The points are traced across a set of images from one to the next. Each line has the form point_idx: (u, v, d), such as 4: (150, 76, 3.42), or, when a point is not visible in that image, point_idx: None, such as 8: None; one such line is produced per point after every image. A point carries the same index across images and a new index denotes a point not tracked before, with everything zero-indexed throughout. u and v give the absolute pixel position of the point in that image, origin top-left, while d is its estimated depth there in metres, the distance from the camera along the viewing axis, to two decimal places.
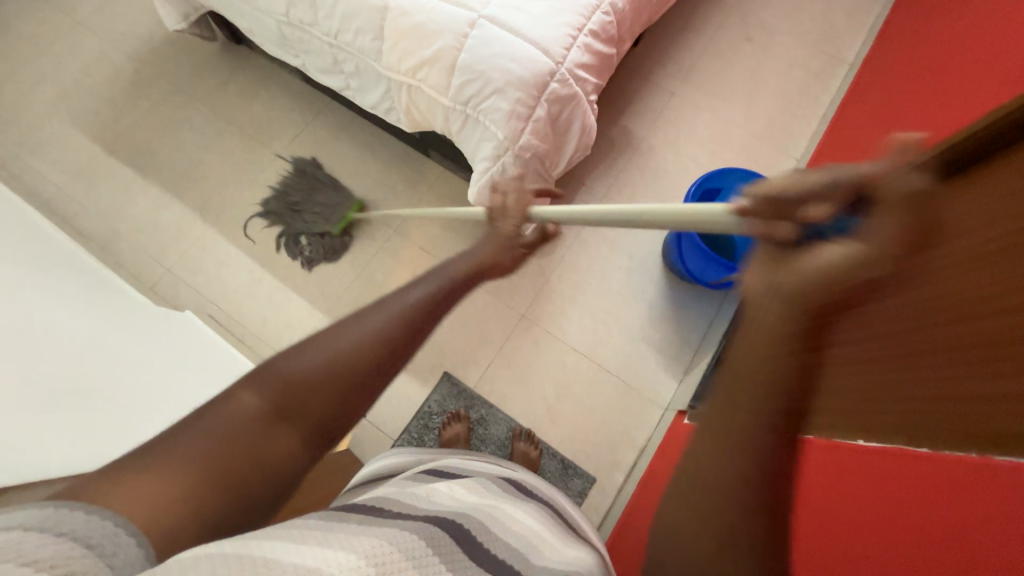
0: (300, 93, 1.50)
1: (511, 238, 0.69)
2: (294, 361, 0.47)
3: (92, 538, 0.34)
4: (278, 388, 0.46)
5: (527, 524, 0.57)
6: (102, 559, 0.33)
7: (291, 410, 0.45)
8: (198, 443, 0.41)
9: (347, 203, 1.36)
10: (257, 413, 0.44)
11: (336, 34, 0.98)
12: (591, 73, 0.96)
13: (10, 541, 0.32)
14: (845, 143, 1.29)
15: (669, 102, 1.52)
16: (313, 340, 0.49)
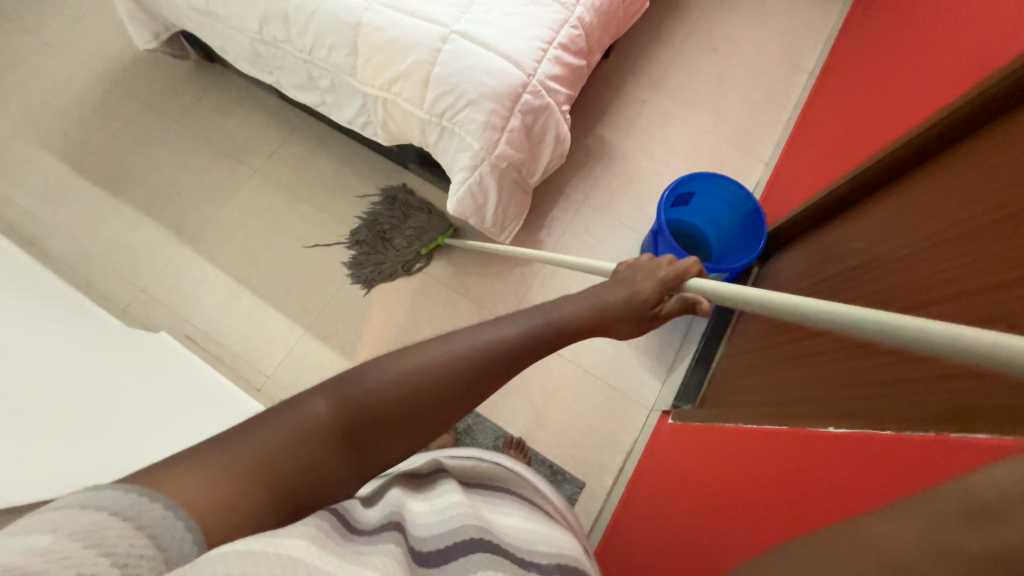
0: (277, 110, 1.54)
1: (652, 308, 0.55)
2: (368, 377, 0.45)
3: (161, 538, 0.33)
4: (350, 401, 0.43)
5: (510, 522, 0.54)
6: (164, 562, 0.32)
7: (358, 423, 0.43)
8: (261, 445, 0.40)
9: (439, 225, 1.37)
10: (326, 421, 0.42)
11: (310, 51, 1.00)
12: (562, 84, 0.98)
13: (94, 527, 0.31)
14: (808, 142, 1.32)
15: (640, 110, 1.54)
16: (386, 359, 0.46)
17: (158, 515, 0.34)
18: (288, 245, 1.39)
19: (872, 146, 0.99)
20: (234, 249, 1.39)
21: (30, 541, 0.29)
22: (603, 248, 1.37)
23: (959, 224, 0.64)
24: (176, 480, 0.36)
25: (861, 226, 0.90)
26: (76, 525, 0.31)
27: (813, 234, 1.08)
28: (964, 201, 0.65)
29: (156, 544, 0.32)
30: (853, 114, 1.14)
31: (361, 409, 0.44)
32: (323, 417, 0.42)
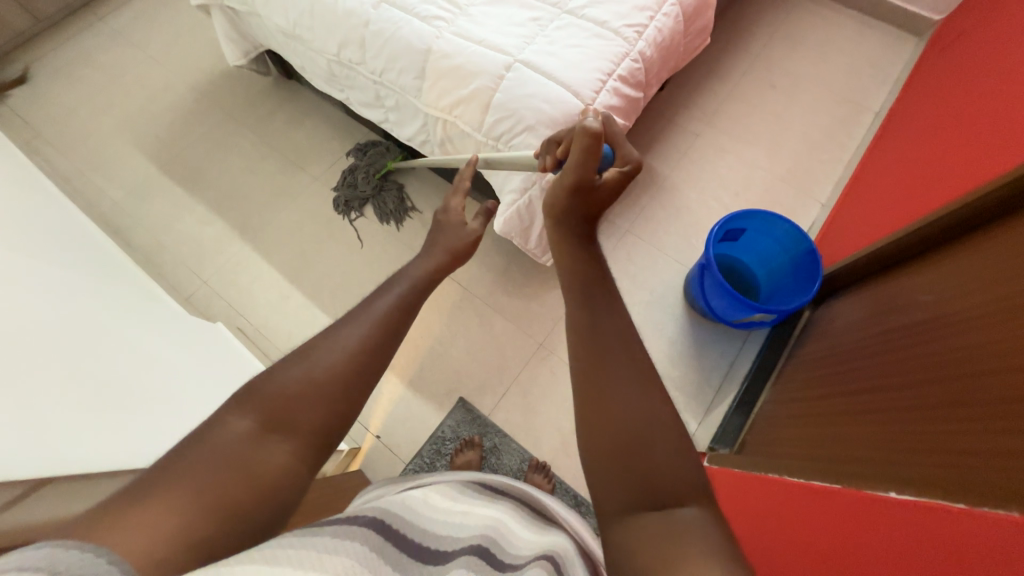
0: (343, 124, 1.64)
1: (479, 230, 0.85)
2: (281, 376, 0.52)
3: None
4: (266, 406, 0.49)
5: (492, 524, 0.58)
6: None
7: (287, 421, 0.49)
8: (192, 467, 0.43)
9: (385, 151, 1.52)
10: (247, 432, 0.47)
11: (381, 73, 1.07)
12: (619, 114, 0.99)
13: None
14: (869, 185, 1.27)
15: (692, 143, 1.54)
16: (292, 357, 0.54)
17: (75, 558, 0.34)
18: (340, 251, 1.46)
19: (942, 191, 0.94)
20: (290, 251, 1.47)
21: None
22: (645, 278, 1.35)
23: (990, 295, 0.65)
24: (116, 526, 0.37)
25: (926, 278, 0.84)
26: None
27: (873, 282, 1.03)
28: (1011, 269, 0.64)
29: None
30: (925, 160, 1.09)
31: (279, 408, 0.49)
32: (245, 429, 0.47)
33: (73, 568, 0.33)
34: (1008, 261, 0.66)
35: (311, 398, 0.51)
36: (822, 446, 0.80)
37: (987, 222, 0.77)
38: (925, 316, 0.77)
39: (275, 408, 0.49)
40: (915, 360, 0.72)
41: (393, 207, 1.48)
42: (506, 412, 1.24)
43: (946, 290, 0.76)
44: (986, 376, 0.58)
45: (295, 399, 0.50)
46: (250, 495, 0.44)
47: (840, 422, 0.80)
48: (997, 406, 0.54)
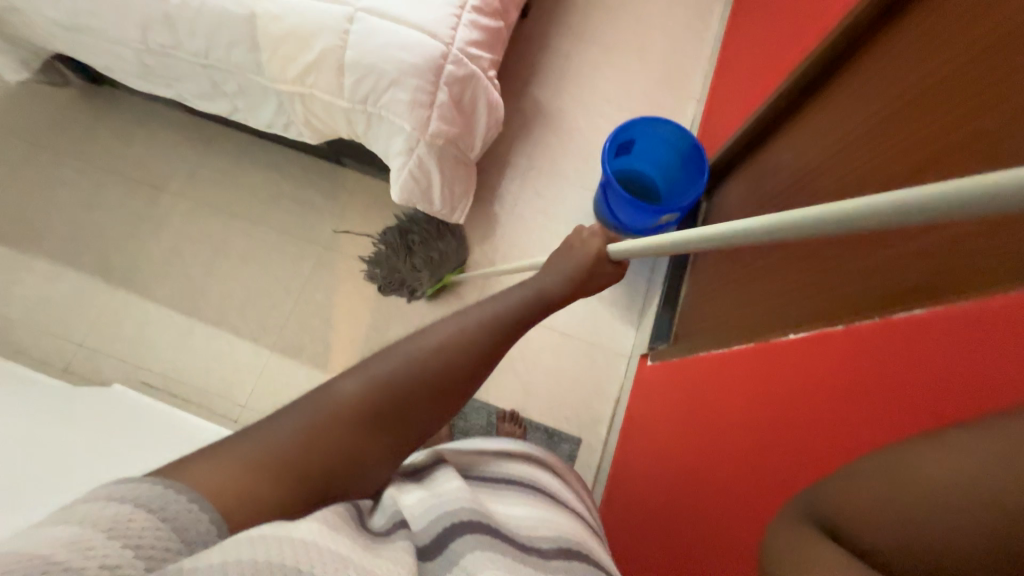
0: (188, 126, 1.42)
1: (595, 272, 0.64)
2: (394, 356, 0.52)
3: (184, 530, 0.38)
4: (378, 384, 0.50)
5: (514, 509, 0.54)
6: (184, 543, 0.37)
7: (401, 413, 0.50)
8: (283, 434, 0.47)
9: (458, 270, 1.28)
10: (352, 401, 0.49)
11: (207, 54, 0.92)
12: (483, 49, 0.94)
13: (126, 516, 0.36)
14: (731, 70, 1.36)
15: (568, 66, 1.52)
16: (421, 337, 0.53)
17: (181, 506, 0.39)
18: (234, 267, 1.31)
19: (788, 59, 1.03)
20: (175, 282, 1.30)
21: (74, 532, 0.34)
22: (557, 210, 1.37)
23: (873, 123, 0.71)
24: (194, 470, 0.42)
25: (795, 139, 0.94)
26: (108, 518, 0.36)
27: (752, 159, 1.12)
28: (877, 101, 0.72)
29: (180, 537, 0.37)
30: (770, 32, 1.17)
31: (394, 397, 0.50)
32: (355, 400, 0.49)
33: (176, 518, 0.38)
34: (861, 104, 0.76)
35: (431, 393, 0.51)
36: (749, 309, 0.89)
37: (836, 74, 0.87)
38: (803, 170, 0.87)
39: (381, 401, 0.49)
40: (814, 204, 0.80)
41: (399, 282, 1.28)
42: None
43: (815, 143, 0.86)
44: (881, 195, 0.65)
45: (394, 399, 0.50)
46: (343, 466, 0.48)
47: (759, 286, 0.89)
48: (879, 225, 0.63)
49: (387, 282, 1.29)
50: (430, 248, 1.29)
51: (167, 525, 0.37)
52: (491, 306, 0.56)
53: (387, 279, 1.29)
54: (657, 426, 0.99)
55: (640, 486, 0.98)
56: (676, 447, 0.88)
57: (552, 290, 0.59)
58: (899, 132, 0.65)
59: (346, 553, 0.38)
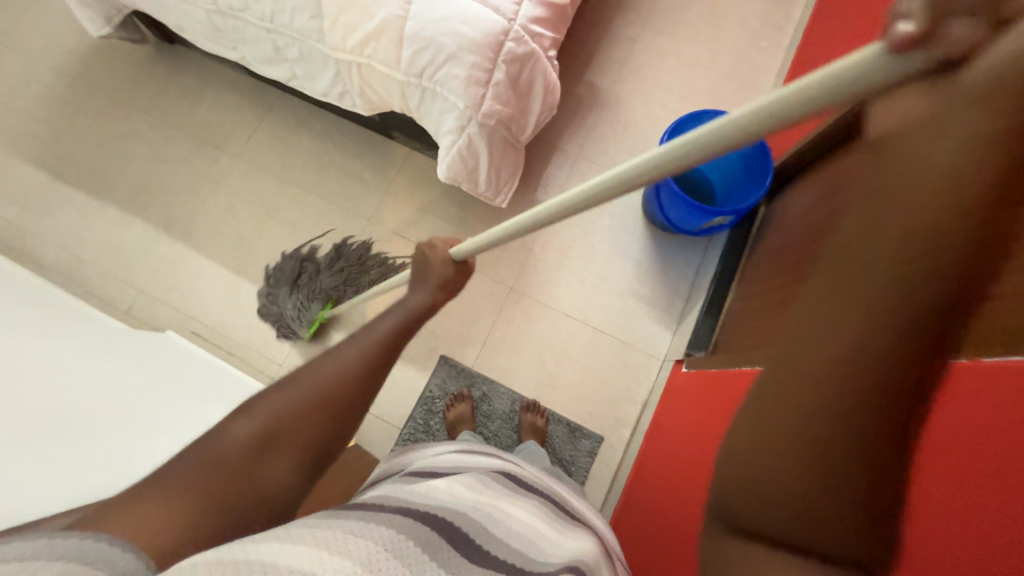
0: (250, 90, 1.46)
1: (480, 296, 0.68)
2: (276, 396, 0.54)
3: (89, 556, 0.38)
4: (266, 420, 0.52)
5: (521, 520, 0.55)
6: (94, 565, 0.38)
7: (280, 439, 0.52)
8: (188, 474, 0.48)
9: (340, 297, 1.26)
10: (242, 443, 0.50)
11: (272, 18, 0.93)
12: (546, 27, 0.90)
13: (11, 564, 0.35)
14: (810, 65, 1.25)
15: (631, 50, 1.45)
16: (296, 376, 0.56)
17: (73, 543, 0.39)
18: (282, 230, 1.36)
19: None
20: (227, 240, 1.36)
21: None
22: (603, 201, 1.33)
23: None
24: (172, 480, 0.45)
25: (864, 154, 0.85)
26: None
27: (823, 164, 1.03)
28: None
29: (86, 560, 0.38)
30: (858, 27, 1.07)
31: (285, 429, 0.52)
32: (244, 438, 0.51)
33: (74, 549, 0.38)
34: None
35: (327, 408, 0.54)
36: None
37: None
38: None
39: (277, 423, 0.52)
40: None
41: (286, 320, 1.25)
42: (488, 360, 1.25)
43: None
44: None
45: (285, 422, 0.52)
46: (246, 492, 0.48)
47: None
48: None
49: (275, 317, 1.26)
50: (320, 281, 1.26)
51: (64, 560, 0.37)
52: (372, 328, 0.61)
53: (276, 312, 1.26)
54: (678, 443, 0.96)
55: (655, 500, 0.96)
56: (692, 467, 0.86)
57: (422, 300, 0.66)
58: None
59: (302, 568, 0.36)
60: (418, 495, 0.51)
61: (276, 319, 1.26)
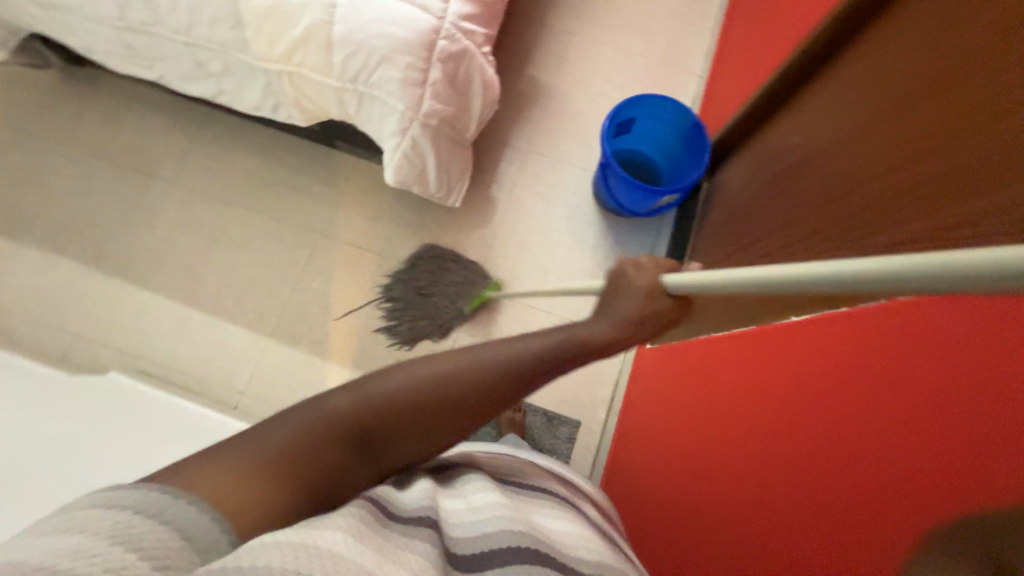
0: (177, 110, 1.38)
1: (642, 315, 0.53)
2: (386, 382, 0.48)
3: (189, 530, 0.36)
4: (373, 406, 0.47)
5: (560, 527, 0.50)
6: (188, 543, 0.36)
7: (373, 435, 0.47)
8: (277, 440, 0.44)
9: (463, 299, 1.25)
10: (348, 419, 0.46)
11: (189, 31, 0.89)
12: (477, 23, 0.90)
13: (121, 523, 0.34)
14: (734, 46, 1.32)
15: (567, 42, 1.47)
16: (409, 366, 0.49)
17: (182, 509, 0.37)
18: (229, 254, 1.29)
19: (789, 32, 1.00)
20: (169, 270, 1.28)
21: (59, 543, 0.32)
22: (556, 192, 1.35)
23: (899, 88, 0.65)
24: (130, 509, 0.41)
25: (799, 121, 0.92)
26: (101, 528, 0.34)
27: (756, 137, 1.09)
28: (902, 67, 0.66)
29: (183, 537, 0.36)
30: (770, 7, 1.14)
31: (379, 418, 0.47)
32: (343, 411, 0.46)
33: (180, 517, 0.37)
34: (874, 78, 0.72)
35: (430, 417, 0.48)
36: None
37: (843, 51, 0.84)
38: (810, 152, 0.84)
39: (376, 415, 0.47)
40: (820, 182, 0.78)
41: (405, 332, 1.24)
42: None
43: (822, 124, 0.83)
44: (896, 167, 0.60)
45: (383, 413, 0.47)
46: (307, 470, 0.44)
47: (756, 270, 0.88)
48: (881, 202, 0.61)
49: (403, 331, 1.24)
50: (444, 274, 1.27)
51: (170, 528, 0.36)
52: (541, 339, 0.50)
53: (393, 329, 1.25)
54: (655, 416, 0.99)
55: (638, 474, 0.98)
56: (673, 436, 0.88)
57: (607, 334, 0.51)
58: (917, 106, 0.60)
59: (368, 567, 0.35)
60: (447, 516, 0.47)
61: (406, 335, 1.24)
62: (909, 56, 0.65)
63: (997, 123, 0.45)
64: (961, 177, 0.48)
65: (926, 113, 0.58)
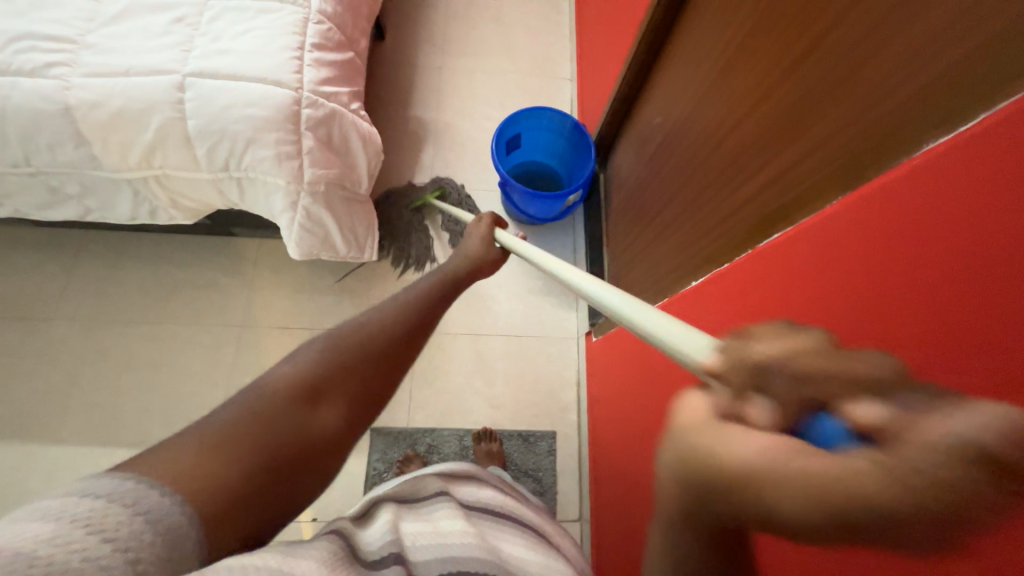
0: (44, 241, 1.27)
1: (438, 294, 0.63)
2: None
3: (160, 522, 0.34)
4: None
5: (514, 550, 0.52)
6: (156, 534, 0.34)
7: None
8: None
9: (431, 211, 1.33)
10: None
11: (29, 161, 0.82)
12: (339, 84, 0.90)
13: (95, 512, 0.33)
14: (590, 48, 1.42)
15: (440, 77, 1.52)
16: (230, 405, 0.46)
17: (153, 501, 0.35)
18: (143, 375, 1.19)
19: (629, 28, 1.09)
20: (78, 414, 1.15)
21: (39, 528, 0.31)
22: None
23: (730, 41, 0.73)
24: None
25: (657, 100, 1.02)
26: (74, 515, 0.33)
27: (630, 123, 1.18)
28: (725, 25, 0.75)
29: (148, 529, 0.34)
30: (610, 9, 1.24)
31: None
32: None
33: (152, 509, 0.35)
34: (711, 35, 0.79)
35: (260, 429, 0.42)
36: (666, 260, 0.92)
37: (671, 30, 0.95)
38: (677, 119, 0.92)
39: None
40: (698, 138, 0.83)
41: (410, 254, 1.30)
42: (422, 411, 1.20)
43: (676, 100, 0.92)
44: (765, 101, 0.64)
45: None
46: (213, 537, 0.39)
47: (668, 238, 0.93)
48: (761, 142, 0.65)
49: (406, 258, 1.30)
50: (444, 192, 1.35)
51: (141, 519, 0.34)
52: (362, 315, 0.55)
53: (399, 258, 1.30)
54: (619, 406, 1.00)
55: (618, 465, 0.99)
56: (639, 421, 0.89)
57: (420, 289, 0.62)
58: (752, 51, 0.68)
59: None
60: (413, 546, 0.47)
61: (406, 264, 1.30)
62: (729, 15, 0.74)
63: (828, 42, 0.53)
64: (825, 97, 0.53)
65: (764, 55, 0.65)
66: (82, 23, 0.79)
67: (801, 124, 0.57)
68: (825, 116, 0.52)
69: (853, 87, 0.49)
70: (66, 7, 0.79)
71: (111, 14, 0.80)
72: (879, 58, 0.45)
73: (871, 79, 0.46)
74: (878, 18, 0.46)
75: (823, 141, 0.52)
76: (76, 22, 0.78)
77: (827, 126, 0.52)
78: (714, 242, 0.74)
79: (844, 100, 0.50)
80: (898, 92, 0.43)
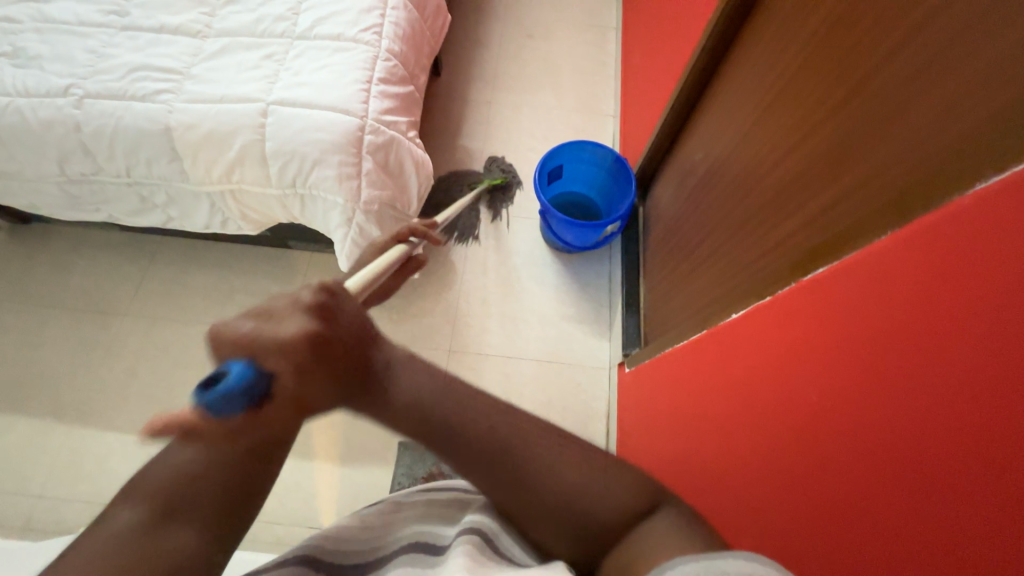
0: (126, 244, 1.41)
1: None
2: None
3: None
4: None
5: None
6: None
7: None
8: None
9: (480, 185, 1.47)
10: None
11: (129, 172, 0.94)
12: (399, 114, 0.98)
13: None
14: (635, 87, 1.47)
15: (489, 110, 1.61)
16: None
17: None
18: (195, 373, 1.27)
19: (675, 70, 1.13)
20: (135, 405, 1.24)
21: None
22: (508, 242, 1.41)
23: (775, 81, 0.75)
24: None
25: (699, 135, 1.04)
26: None
27: (671, 158, 1.20)
28: (770, 65, 0.77)
29: None
30: (657, 52, 1.30)
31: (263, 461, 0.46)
32: None
33: None
34: (755, 74, 0.81)
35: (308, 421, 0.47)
36: (702, 294, 0.91)
37: (716, 70, 0.98)
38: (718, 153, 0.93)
39: None
40: (738, 173, 0.84)
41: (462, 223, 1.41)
42: None
43: (718, 136, 0.94)
44: (807, 138, 0.65)
45: None
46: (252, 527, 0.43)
47: (704, 271, 0.93)
48: (803, 177, 0.65)
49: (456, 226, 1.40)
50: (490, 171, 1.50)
51: None
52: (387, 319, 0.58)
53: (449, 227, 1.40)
54: (647, 441, 0.98)
55: None
56: (666, 457, 0.86)
57: None
58: (795, 90, 0.69)
59: None
60: None
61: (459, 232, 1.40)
62: (773, 55, 0.76)
63: (874, 81, 0.53)
64: (871, 136, 0.53)
65: (808, 93, 0.66)
66: (187, 58, 0.91)
67: (846, 160, 0.57)
68: (871, 153, 0.53)
69: (900, 126, 0.49)
70: (177, 44, 0.92)
71: (212, 50, 0.91)
72: (927, 97, 0.46)
73: (919, 117, 0.47)
74: (925, 60, 0.47)
75: (870, 176, 0.52)
76: (183, 56, 0.91)
77: (873, 161, 0.52)
78: (752, 275, 0.74)
79: (891, 138, 0.50)
80: (952, 128, 0.42)
